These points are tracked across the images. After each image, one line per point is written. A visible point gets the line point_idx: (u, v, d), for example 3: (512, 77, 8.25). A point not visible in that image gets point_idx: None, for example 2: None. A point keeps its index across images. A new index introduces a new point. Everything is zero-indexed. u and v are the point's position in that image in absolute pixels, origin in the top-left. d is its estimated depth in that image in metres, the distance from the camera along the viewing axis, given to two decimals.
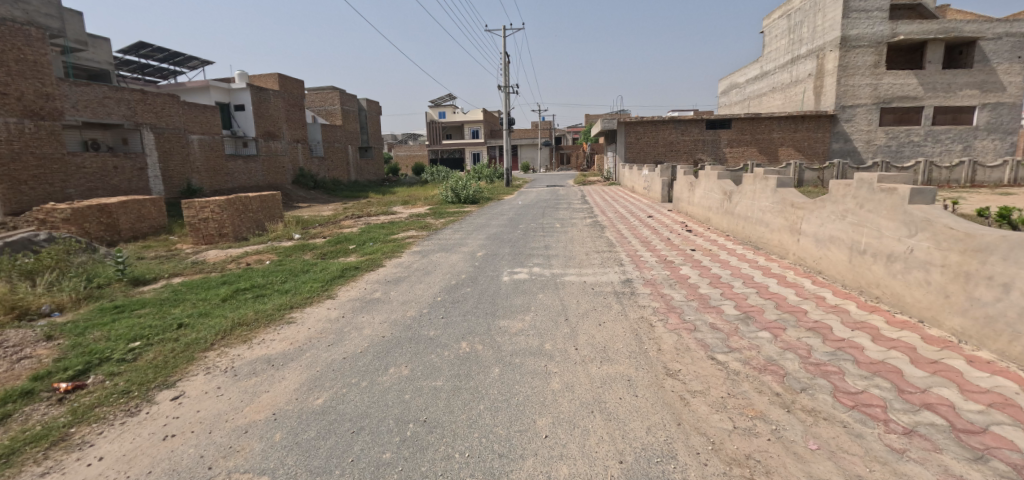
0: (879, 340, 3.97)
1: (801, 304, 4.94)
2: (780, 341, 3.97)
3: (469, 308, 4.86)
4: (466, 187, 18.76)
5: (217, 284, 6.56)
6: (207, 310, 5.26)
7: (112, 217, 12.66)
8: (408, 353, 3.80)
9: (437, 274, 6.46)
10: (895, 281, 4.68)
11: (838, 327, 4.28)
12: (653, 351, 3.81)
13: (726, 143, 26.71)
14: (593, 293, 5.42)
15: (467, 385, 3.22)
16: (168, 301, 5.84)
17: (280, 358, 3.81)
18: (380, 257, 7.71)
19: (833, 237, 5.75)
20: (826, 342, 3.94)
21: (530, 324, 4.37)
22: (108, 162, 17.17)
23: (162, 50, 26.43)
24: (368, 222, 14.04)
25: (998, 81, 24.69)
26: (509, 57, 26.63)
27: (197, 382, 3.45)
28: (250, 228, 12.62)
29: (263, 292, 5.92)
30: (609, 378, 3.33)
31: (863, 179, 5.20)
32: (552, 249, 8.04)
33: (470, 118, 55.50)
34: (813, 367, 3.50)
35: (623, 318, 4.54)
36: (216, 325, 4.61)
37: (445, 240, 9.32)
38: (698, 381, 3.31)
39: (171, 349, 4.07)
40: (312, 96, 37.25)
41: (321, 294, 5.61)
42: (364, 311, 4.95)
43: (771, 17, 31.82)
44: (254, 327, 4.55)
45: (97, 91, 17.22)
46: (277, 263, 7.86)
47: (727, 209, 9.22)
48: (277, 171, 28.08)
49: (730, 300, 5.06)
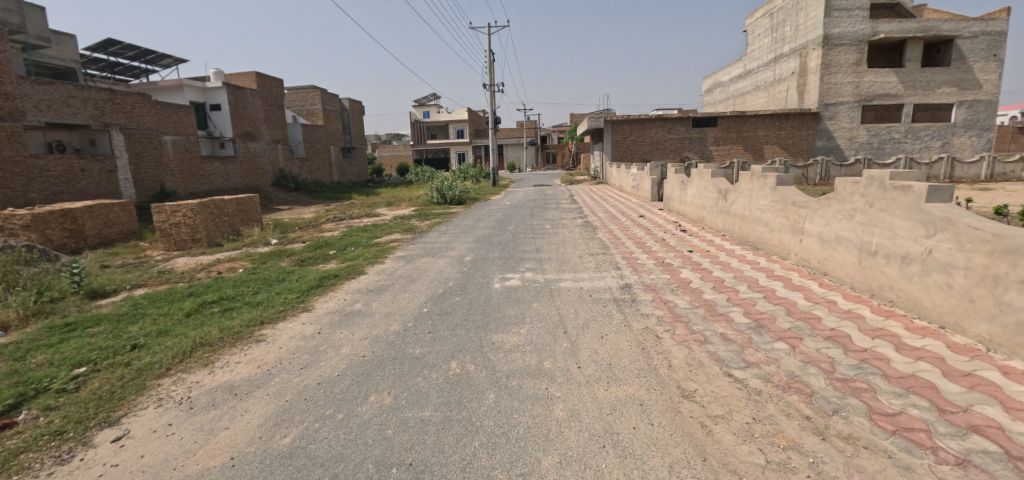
0: (904, 350, 3.66)
1: (812, 309, 4.63)
2: (799, 353, 3.63)
3: (459, 321, 4.44)
4: (452, 187, 18.30)
5: (183, 297, 6.06)
6: (168, 328, 4.78)
7: (77, 224, 11.97)
8: (392, 375, 3.39)
9: (423, 282, 6.02)
10: (912, 283, 4.40)
11: (856, 335, 3.97)
12: (664, 368, 3.44)
13: (712, 141, 26.60)
14: (592, 300, 5.04)
15: (458, 415, 2.84)
16: (127, 318, 5.36)
17: (247, 385, 3.41)
18: (361, 263, 7.28)
19: (840, 237, 5.47)
20: (848, 354, 3.62)
21: (526, 338, 3.98)
22: (74, 164, 16.42)
23: (132, 48, 25.44)
24: (350, 224, 13.53)
25: (975, 79, 25.11)
26: (493, 55, 26.30)
27: (145, 418, 3.05)
28: (226, 234, 12.01)
29: (232, 305, 5.44)
30: (619, 403, 2.97)
31: (873, 177, 4.93)
32: (544, 252, 7.67)
33: (455, 118, 54.82)
34: (840, 383, 3.18)
35: (625, 329, 4.17)
36: (175, 345, 4.17)
37: (430, 244, 8.87)
38: (718, 404, 2.96)
39: (119, 377, 3.63)
40: (293, 95, 36.41)
41: (296, 307, 5.15)
42: (343, 325, 4.52)
43: (754, 16, 31.98)
44: (218, 347, 4.11)
45: (61, 90, 16.46)
46: (250, 271, 7.35)
47: (722, 207, 8.95)
48: (256, 173, 27.31)
49: (739, 306, 4.74)
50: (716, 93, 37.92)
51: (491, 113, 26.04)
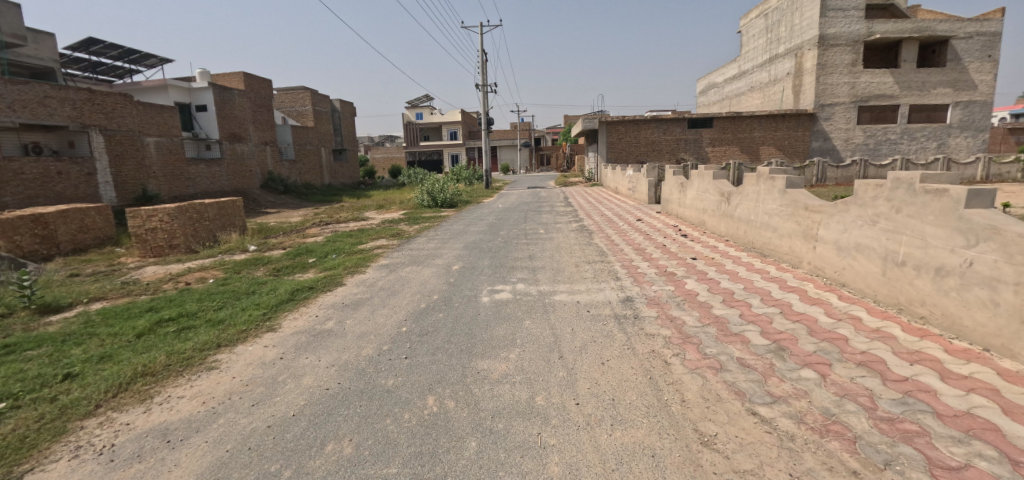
0: (950, 379, 3.19)
1: (836, 328, 4.13)
2: (831, 384, 3.16)
3: (441, 344, 3.92)
4: (443, 190, 17.77)
5: (139, 313, 5.49)
6: (113, 351, 4.23)
7: (48, 229, 11.33)
8: (357, 416, 2.86)
9: (405, 295, 5.50)
10: (948, 299, 3.94)
11: (892, 360, 3.49)
12: (676, 404, 2.94)
13: (708, 142, 26.22)
14: (589, 318, 4.52)
15: (430, 474, 2.32)
16: (72, 339, 4.78)
17: (184, 428, 2.88)
18: (341, 273, 6.72)
19: (860, 245, 5.01)
20: (888, 385, 3.15)
21: (515, 365, 3.47)
22: (51, 167, 15.79)
23: (115, 47, 24.78)
24: (336, 229, 12.99)
25: (970, 80, 24.93)
26: (485, 54, 25.82)
27: (54, 476, 2.52)
28: (205, 240, 11.39)
29: (191, 323, 4.87)
30: (627, 453, 2.47)
31: (899, 179, 4.47)
32: (538, 260, 7.15)
33: (448, 119, 54.39)
34: (887, 425, 2.70)
35: (628, 353, 3.68)
36: (111, 376, 3.61)
37: (417, 251, 8.31)
38: (746, 454, 2.46)
39: (37, 418, 3.08)
40: (282, 96, 35.79)
41: (260, 326, 4.58)
42: (310, 349, 3.98)
43: (749, 17, 31.71)
44: (161, 378, 3.56)
45: (36, 90, 15.84)
46: (220, 282, 6.78)
47: (724, 211, 8.51)
48: (243, 175, 26.66)
49: (754, 325, 4.23)
50: (711, 95, 37.60)
51: (484, 114, 25.55)
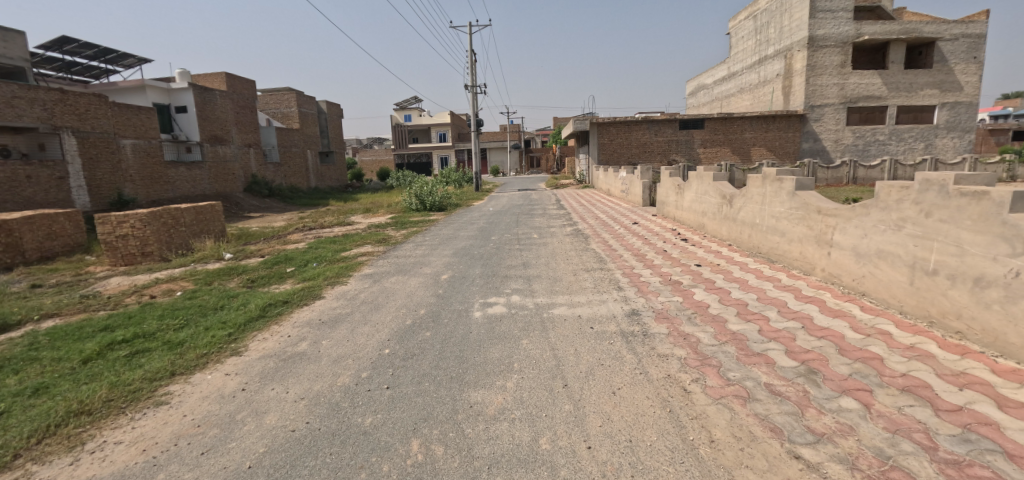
0: (1009, 409, 2.79)
1: (867, 345, 3.73)
2: (877, 416, 2.75)
3: (428, 370, 3.44)
4: (431, 193, 17.28)
5: (92, 334, 4.90)
6: (50, 382, 3.68)
7: (12, 236, 10.63)
8: (325, 469, 2.38)
9: (388, 310, 5.00)
10: (990, 313, 3.56)
11: (937, 385, 3.09)
12: (705, 446, 2.50)
13: (699, 143, 25.96)
14: (594, 337, 4.05)
15: None
16: (10, 364, 4.22)
17: None
18: (320, 284, 6.20)
19: (881, 251, 4.64)
20: (941, 416, 2.74)
21: (514, 397, 3.01)
22: (19, 171, 15.02)
23: (90, 47, 23.89)
24: (318, 235, 12.40)
25: (956, 81, 25.05)
26: (473, 55, 25.32)
27: None
28: (180, 247, 10.76)
29: (146, 346, 4.33)
30: None
31: (929, 180, 4.08)
32: (533, 268, 6.68)
33: (437, 121, 53.79)
34: (954, 469, 2.29)
35: (641, 379, 3.24)
36: (39, 416, 3.06)
37: (403, 259, 7.80)
38: None
39: None
40: (267, 98, 34.97)
41: (224, 350, 4.07)
42: (277, 377, 3.48)
43: (738, 18, 31.62)
44: (99, 417, 3.04)
45: (4, 90, 15.09)
46: (187, 295, 6.22)
47: (726, 214, 8.12)
48: (225, 178, 25.86)
49: (777, 343, 3.81)
50: (700, 96, 37.50)
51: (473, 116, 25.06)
